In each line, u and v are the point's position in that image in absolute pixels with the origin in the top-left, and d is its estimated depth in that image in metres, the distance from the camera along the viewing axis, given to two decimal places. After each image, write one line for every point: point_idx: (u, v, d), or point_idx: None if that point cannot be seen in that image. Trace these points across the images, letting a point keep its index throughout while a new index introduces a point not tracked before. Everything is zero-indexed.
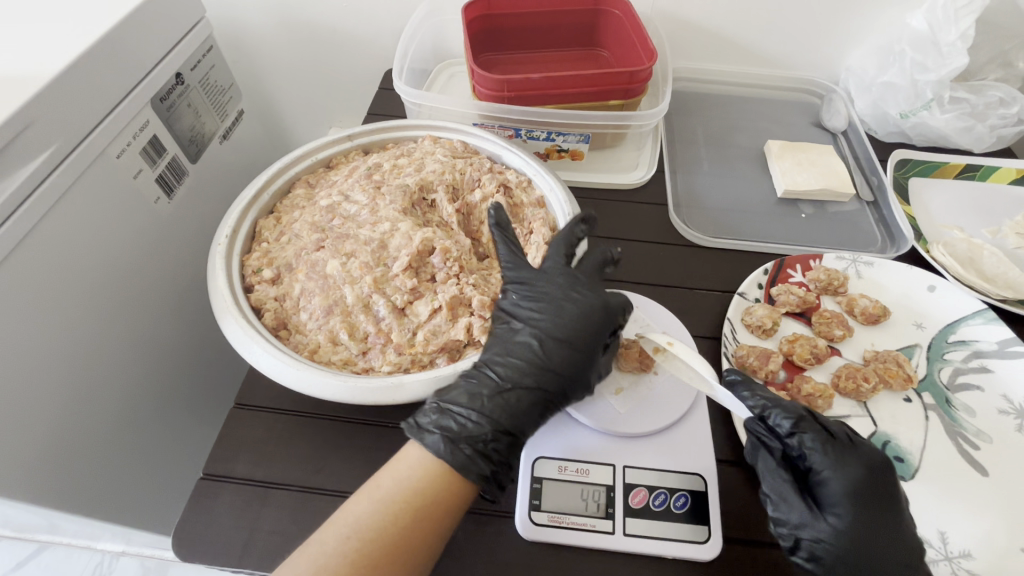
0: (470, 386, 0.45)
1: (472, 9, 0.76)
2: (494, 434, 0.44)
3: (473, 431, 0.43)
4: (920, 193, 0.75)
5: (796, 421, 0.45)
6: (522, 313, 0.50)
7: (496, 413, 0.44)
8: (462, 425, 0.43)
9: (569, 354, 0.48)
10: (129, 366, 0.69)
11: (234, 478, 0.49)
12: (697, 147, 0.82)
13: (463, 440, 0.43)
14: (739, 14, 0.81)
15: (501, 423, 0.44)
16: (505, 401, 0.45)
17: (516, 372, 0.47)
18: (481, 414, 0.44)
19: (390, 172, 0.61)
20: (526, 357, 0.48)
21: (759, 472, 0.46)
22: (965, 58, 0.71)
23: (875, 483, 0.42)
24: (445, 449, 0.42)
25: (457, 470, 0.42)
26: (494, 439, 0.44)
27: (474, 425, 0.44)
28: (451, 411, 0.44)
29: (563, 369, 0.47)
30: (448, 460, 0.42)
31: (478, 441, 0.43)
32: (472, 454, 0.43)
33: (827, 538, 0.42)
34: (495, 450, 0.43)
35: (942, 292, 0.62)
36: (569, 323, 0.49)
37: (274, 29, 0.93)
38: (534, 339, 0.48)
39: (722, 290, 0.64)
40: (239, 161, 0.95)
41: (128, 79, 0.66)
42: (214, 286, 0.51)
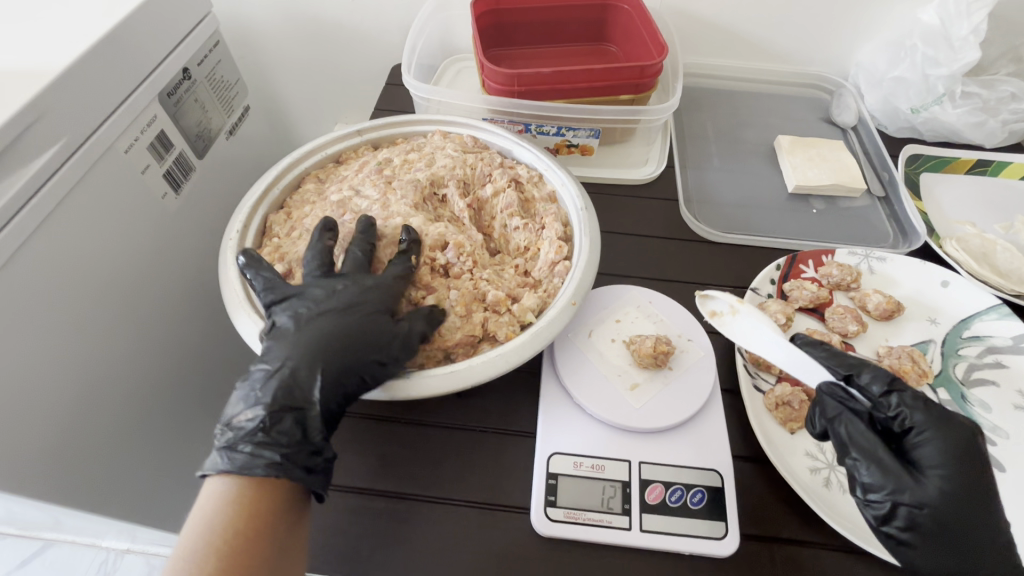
0: (245, 388, 0.43)
1: (481, 4, 0.76)
2: (273, 419, 0.41)
3: (247, 428, 0.41)
4: (931, 188, 0.75)
5: (893, 380, 0.43)
6: (306, 292, 0.48)
7: (274, 401, 0.42)
8: (240, 427, 0.41)
9: (335, 327, 0.45)
10: (137, 363, 0.69)
11: None
12: (707, 142, 0.81)
13: (255, 445, 0.41)
14: (749, 9, 0.81)
15: (284, 414, 0.42)
16: (283, 391, 0.42)
17: (297, 350, 0.44)
18: (261, 406, 0.42)
19: (400, 167, 0.61)
20: (303, 336, 0.45)
21: (845, 436, 0.43)
22: (978, 53, 0.71)
23: (979, 445, 0.41)
24: (220, 458, 0.40)
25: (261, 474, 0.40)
26: (275, 424, 0.41)
27: (257, 428, 0.41)
28: (232, 418, 0.42)
29: (336, 339, 0.45)
30: (238, 470, 0.40)
31: (263, 442, 0.41)
32: (252, 449, 0.40)
33: (929, 502, 0.39)
34: (283, 433, 0.41)
35: (956, 287, 0.61)
36: (350, 298, 0.47)
37: (280, 25, 0.93)
38: (305, 316, 0.46)
39: (734, 286, 0.64)
40: (245, 158, 0.95)
41: (135, 74, 0.66)
42: (226, 281, 0.51)
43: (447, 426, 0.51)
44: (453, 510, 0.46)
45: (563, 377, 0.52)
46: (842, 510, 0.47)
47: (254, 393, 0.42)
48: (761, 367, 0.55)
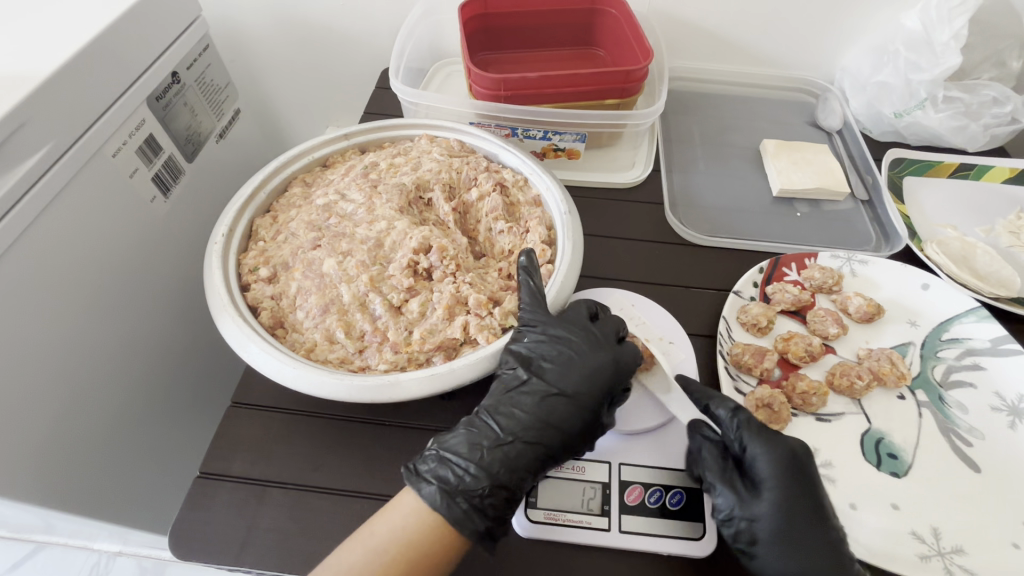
0: (470, 435, 0.46)
1: (468, 8, 0.76)
2: (491, 487, 0.43)
3: (469, 484, 0.43)
4: (914, 192, 0.76)
5: (736, 405, 0.47)
6: (546, 360, 0.49)
7: (494, 467, 0.44)
8: (460, 477, 0.43)
9: (570, 404, 0.47)
10: (127, 366, 0.69)
11: (232, 477, 0.49)
12: (693, 146, 0.82)
13: (459, 493, 0.43)
14: (735, 14, 0.82)
15: (497, 478, 0.44)
16: (506, 453, 0.45)
17: (540, 424, 0.46)
18: (478, 467, 0.44)
19: (387, 171, 0.62)
20: (533, 411, 0.47)
21: (699, 463, 0.46)
22: (959, 59, 0.71)
23: (805, 463, 0.44)
24: (438, 503, 0.42)
25: (454, 524, 0.41)
26: (490, 493, 0.43)
27: (470, 478, 0.43)
28: (450, 460, 0.44)
29: (568, 429, 0.47)
30: (445, 515, 0.42)
31: (473, 495, 0.43)
32: (467, 509, 0.42)
33: (761, 518, 0.43)
34: (492, 505, 0.43)
35: (935, 290, 0.62)
36: (585, 368, 0.49)
37: (271, 28, 0.93)
38: (545, 394, 0.48)
39: (718, 288, 0.64)
40: (235, 160, 0.95)
41: (124, 78, 0.66)
42: (210, 284, 0.51)
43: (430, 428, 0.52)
44: None
45: None
46: None
47: (470, 451, 0.45)
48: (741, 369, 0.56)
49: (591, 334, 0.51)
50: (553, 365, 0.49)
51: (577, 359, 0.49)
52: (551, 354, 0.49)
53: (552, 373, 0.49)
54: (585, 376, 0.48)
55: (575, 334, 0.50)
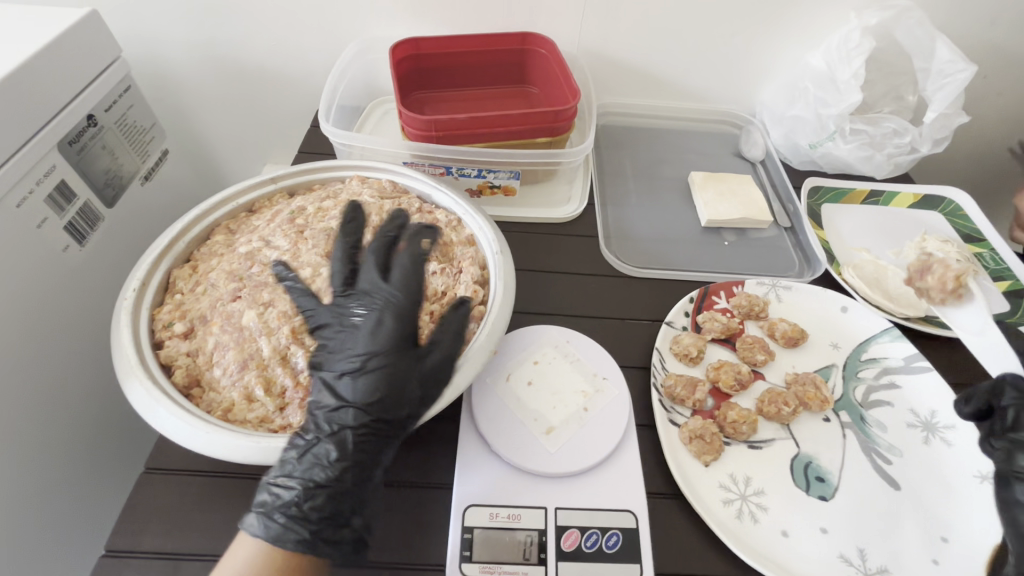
0: (306, 444, 0.43)
1: (400, 49, 0.77)
2: (310, 492, 0.42)
3: (289, 496, 0.41)
4: (832, 218, 0.80)
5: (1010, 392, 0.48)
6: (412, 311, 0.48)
7: (321, 478, 0.42)
8: (275, 493, 0.42)
9: (386, 385, 0.45)
10: (34, 431, 0.63)
11: (141, 552, 0.45)
12: (626, 179, 0.84)
13: (277, 509, 0.41)
14: (659, 52, 0.86)
15: (313, 483, 0.42)
16: (315, 458, 0.42)
17: (356, 417, 0.44)
18: (303, 479, 0.42)
19: (315, 215, 0.60)
20: (338, 400, 0.44)
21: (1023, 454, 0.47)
22: (858, 95, 0.76)
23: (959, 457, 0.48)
24: (259, 521, 0.41)
25: (274, 541, 0.40)
26: (311, 500, 0.41)
27: (285, 489, 0.42)
28: (277, 478, 0.42)
29: (381, 401, 0.44)
30: (265, 535, 0.40)
31: (291, 507, 0.41)
32: (286, 523, 0.41)
33: None
34: (315, 511, 0.41)
35: (854, 312, 0.66)
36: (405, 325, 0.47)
37: (200, 68, 0.91)
38: (352, 375, 0.45)
39: (652, 319, 0.66)
40: (163, 202, 0.91)
41: (31, 124, 0.62)
42: (118, 344, 0.48)
43: None
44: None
45: (479, 424, 0.51)
46: (749, 540, 0.49)
47: (293, 464, 0.42)
48: (675, 401, 0.56)
49: (388, 294, 0.48)
50: (359, 346, 0.46)
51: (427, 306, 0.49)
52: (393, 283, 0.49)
53: (368, 357, 0.45)
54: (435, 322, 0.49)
55: (365, 304, 0.48)
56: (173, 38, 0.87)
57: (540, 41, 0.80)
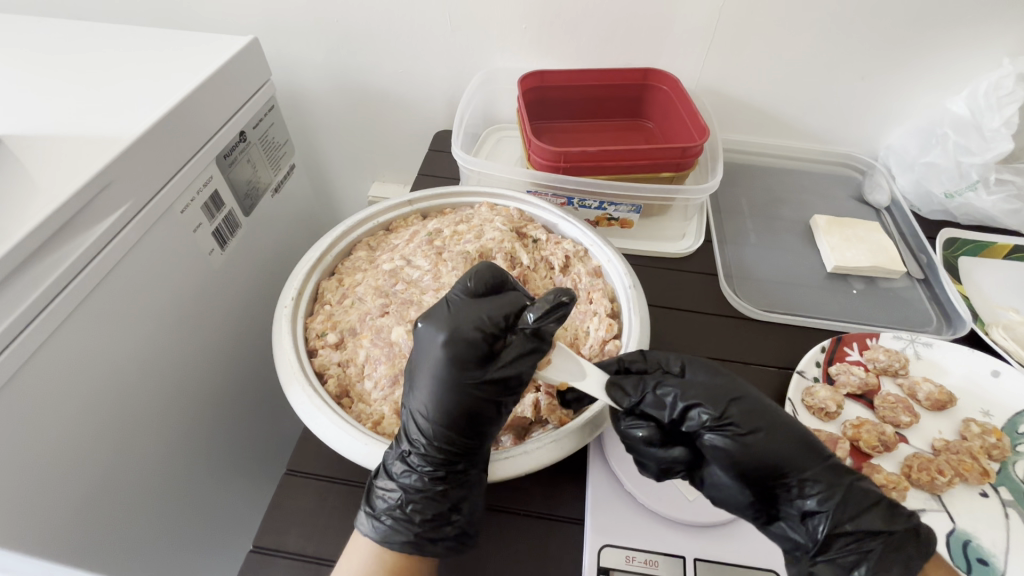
0: (402, 452, 0.45)
1: (526, 81, 0.80)
2: (416, 497, 0.44)
3: (393, 500, 0.44)
4: (971, 272, 0.75)
5: None
6: (736, 396, 0.45)
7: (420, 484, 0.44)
8: (382, 498, 0.44)
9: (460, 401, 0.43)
10: (186, 417, 0.69)
11: (285, 552, 0.47)
12: (742, 218, 0.83)
13: (383, 511, 0.44)
14: (782, 92, 0.84)
15: (412, 487, 0.44)
16: (414, 464, 0.44)
17: (443, 432, 0.44)
18: (403, 485, 0.44)
19: (451, 238, 0.62)
20: (424, 416, 0.44)
21: None
22: (1010, 144, 0.71)
23: None
24: (369, 521, 0.44)
25: (384, 543, 0.43)
26: (418, 505, 0.44)
27: (390, 495, 0.44)
28: (382, 482, 0.45)
29: (463, 419, 0.43)
30: (373, 536, 0.43)
31: (395, 511, 0.44)
32: (393, 523, 0.44)
33: None
34: (417, 512, 0.44)
35: (1007, 378, 0.60)
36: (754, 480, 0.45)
37: (331, 91, 0.98)
38: (434, 394, 0.43)
39: (778, 366, 0.64)
40: (289, 213, 0.97)
41: (198, 140, 0.69)
42: (280, 350, 0.51)
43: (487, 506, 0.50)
44: None
45: (612, 463, 0.51)
46: None
47: (395, 471, 0.45)
48: None
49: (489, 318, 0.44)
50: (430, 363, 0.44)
51: (740, 384, 0.47)
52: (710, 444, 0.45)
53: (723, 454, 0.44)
54: (771, 436, 0.44)
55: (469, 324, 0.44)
56: (311, 64, 0.94)
57: (663, 77, 0.81)
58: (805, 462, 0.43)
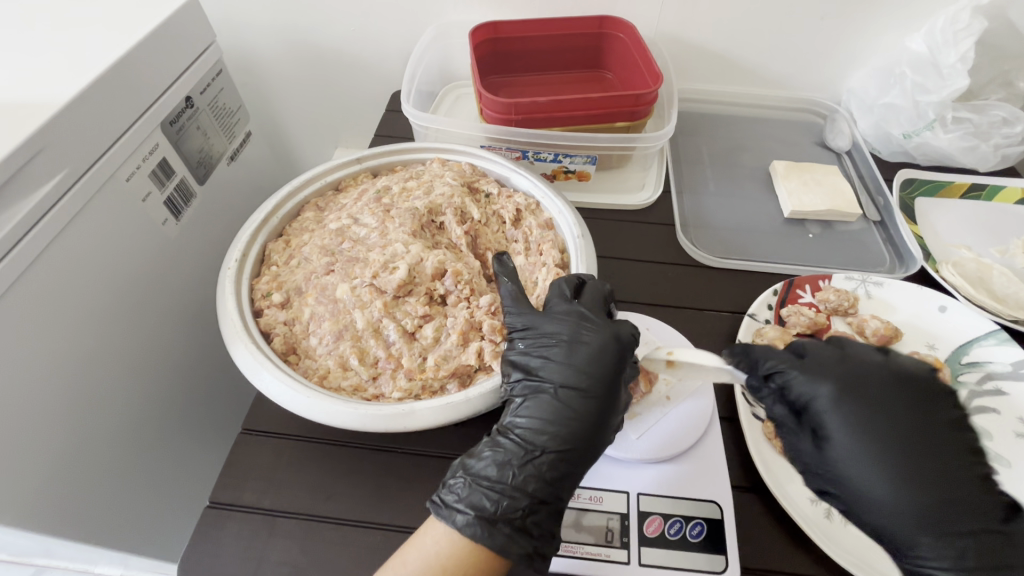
0: (498, 456, 0.44)
1: (478, 33, 0.78)
2: (531, 507, 0.42)
3: (508, 511, 0.42)
4: (927, 212, 0.76)
5: None
6: (850, 465, 0.43)
7: (527, 483, 0.43)
8: (495, 503, 0.42)
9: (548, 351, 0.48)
10: (142, 386, 0.69)
11: (241, 506, 0.48)
12: (703, 168, 0.82)
13: (499, 518, 0.41)
14: (743, 36, 0.82)
15: (525, 485, 0.43)
16: (501, 457, 0.44)
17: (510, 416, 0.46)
18: (502, 483, 0.43)
19: (399, 195, 0.61)
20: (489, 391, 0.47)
21: None
22: (967, 80, 0.71)
23: None
24: (482, 530, 0.41)
25: (499, 551, 0.40)
26: (531, 513, 0.42)
27: (504, 500, 0.42)
28: (479, 487, 0.42)
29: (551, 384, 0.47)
30: (486, 543, 0.40)
31: (514, 517, 0.42)
32: (511, 534, 0.41)
33: None
34: (537, 524, 0.42)
35: (953, 312, 0.61)
36: (576, 426, 0.45)
37: (283, 52, 0.95)
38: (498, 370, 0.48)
39: (731, 311, 0.64)
40: (248, 181, 0.95)
41: (139, 104, 0.66)
42: (223, 310, 0.51)
43: (440, 455, 0.51)
44: None
45: None
46: (841, 542, 0.46)
47: (492, 463, 0.44)
48: None
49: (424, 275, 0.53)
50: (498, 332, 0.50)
51: (855, 434, 0.43)
52: (555, 357, 0.47)
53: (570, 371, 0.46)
54: (851, 490, 0.43)
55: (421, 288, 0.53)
56: (259, 23, 0.90)
57: (620, 24, 0.78)
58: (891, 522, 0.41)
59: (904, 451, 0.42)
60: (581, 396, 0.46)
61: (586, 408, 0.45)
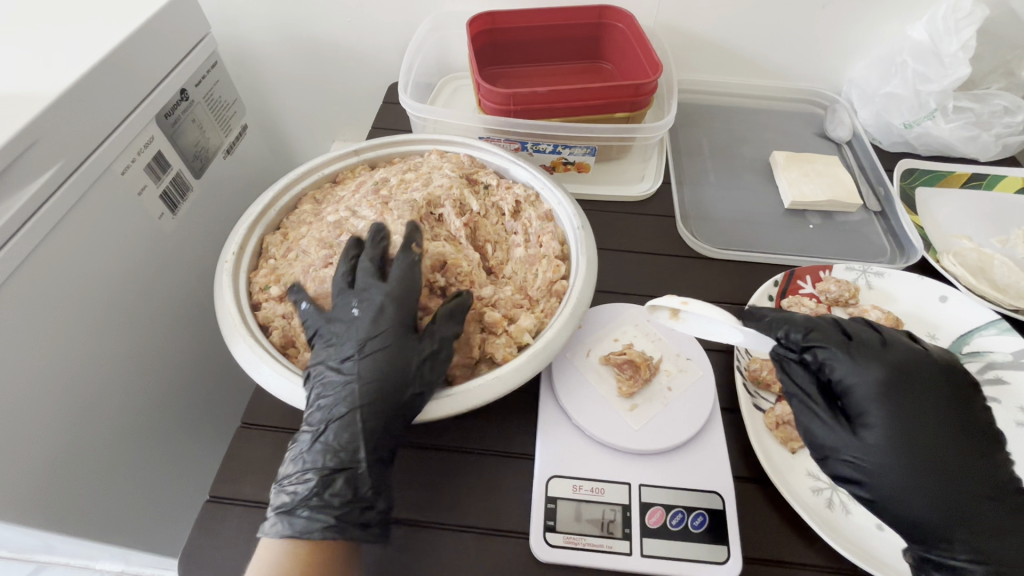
0: (309, 442, 0.44)
1: (476, 24, 0.77)
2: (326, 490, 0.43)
3: (311, 492, 0.42)
4: (927, 202, 0.75)
5: None
6: (892, 459, 0.43)
7: (326, 462, 0.43)
8: (295, 492, 0.42)
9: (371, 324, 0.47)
10: (139, 383, 0.69)
11: (241, 500, 0.48)
12: (702, 159, 0.82)
13: (299, 505, 0.42)
14: (743, 25, 0.81)
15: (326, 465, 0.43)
16: (326, 445, 0.43)
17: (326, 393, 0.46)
18: (315, 467, 0.43)
19: (398, 187, 0.61)
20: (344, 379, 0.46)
21: None
22: (967, 69, 0.71)
23: None
24: (282, 523, 0.41)
25: (302, 534, 0.41)
26: (328, 488, 0.43)
27: (303, 485, 0.42)
28: (288, 478, 0.43)
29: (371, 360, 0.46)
30: (290, 533, 0.41)
31: (310, 499, 0.42)
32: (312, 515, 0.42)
33: None
34: (336, 496, 0.42)
35: (954, 302, 0.61)
36: (377, 391, 0.45)
37: (279, 44, 0.94)
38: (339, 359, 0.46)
39: (732, 302, 0.64)
40: (244, 175, 0.94)
41: (133, 97, 0.65)
42: (221, 304, 0.51)
43: (438, 448, 0.51)
44: (454, 536, 0.46)
45: (561, 398, 0.52)
46: (844, 531, 0.46)
47: (308, 454, 0.43)
48: (759, 385, 0.54)
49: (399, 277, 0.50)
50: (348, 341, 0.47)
51: (897, 431, 0.44)
52: (340, 336, 0.47)
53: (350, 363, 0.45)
54: (886, 488, 0.43)
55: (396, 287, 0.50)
56: (254, 15, 0.89)
57: (619, 14, 0.78)
58: (927, 519, 0.42)
59: (939, 449, 0.44)
60: (367, 386, 0.45)
61: (352, 397, 0.44)
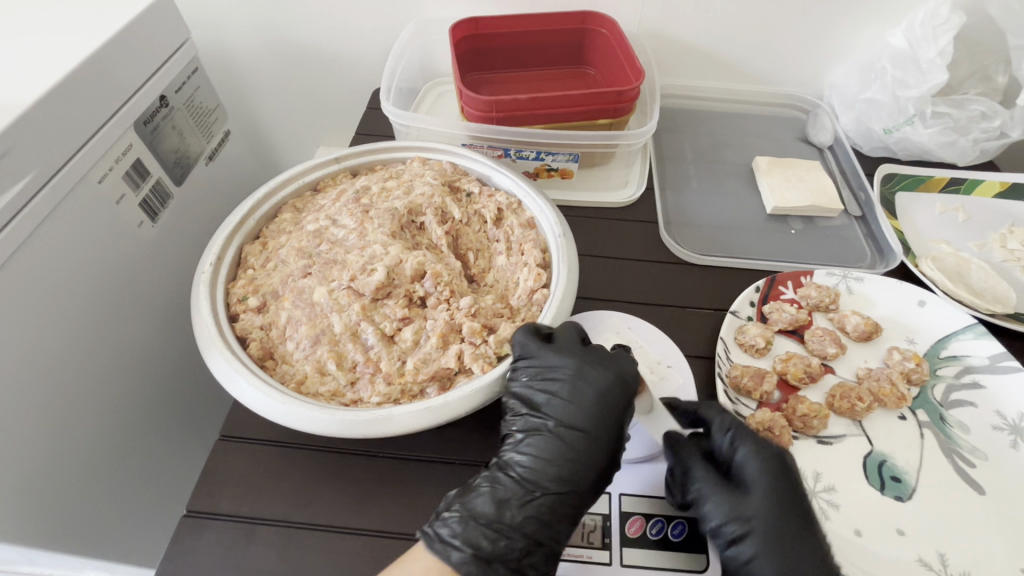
0: (497, 493, 0.44)
1: (458, 29, 0.77)
2: (528, 548, 0.43)
3: (503, 550, 0.42)
4: (907, 207, 0.76)
5: None
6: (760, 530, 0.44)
7: (537, 513, 0.44)
8: (495, 542, 0.42)
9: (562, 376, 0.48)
10: (118, 394, 0.68)
11: (219, 515, 0.48)
12: (686, 164, 0.82)
13: (501, 551, 0.42)
14: (725, 31, 0.82)
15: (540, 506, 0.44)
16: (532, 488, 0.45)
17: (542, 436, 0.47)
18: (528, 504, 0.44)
19: (379, 196, 0.61)
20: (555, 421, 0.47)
21: None
22: (944, 75, 0.71)
23: None
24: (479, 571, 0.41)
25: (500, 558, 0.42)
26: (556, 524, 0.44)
27: (514, 527, 0.43)
28: (453, 530, 0.42)
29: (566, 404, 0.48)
30: (492, 559, 0.42)
31: (534, 537, 0.43)
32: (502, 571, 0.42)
33: None
34: (556, 530, 0.44)
35: (932, 307, 0.62)
36: (578, 439, 0.46)
37: (261, 49, 0.93)
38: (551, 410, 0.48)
39: (714, 308, 0.64)
40: (226, 181, 0.93)
41: (110, 104, 0.64)
42: (197, 315, 0.50)
43: (426, 460, 0.51)
44: None
45: None
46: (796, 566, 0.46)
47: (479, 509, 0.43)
48: (741, 392, 0.55)
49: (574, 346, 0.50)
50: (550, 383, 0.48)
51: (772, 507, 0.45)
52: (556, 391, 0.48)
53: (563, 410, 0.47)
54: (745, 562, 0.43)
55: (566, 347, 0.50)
56: (235, 19, 0.88)
57: (602, 20, 0.78)
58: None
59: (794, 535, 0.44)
60: (565, 429, 0.47)
61: (547, 440, 0.47)
